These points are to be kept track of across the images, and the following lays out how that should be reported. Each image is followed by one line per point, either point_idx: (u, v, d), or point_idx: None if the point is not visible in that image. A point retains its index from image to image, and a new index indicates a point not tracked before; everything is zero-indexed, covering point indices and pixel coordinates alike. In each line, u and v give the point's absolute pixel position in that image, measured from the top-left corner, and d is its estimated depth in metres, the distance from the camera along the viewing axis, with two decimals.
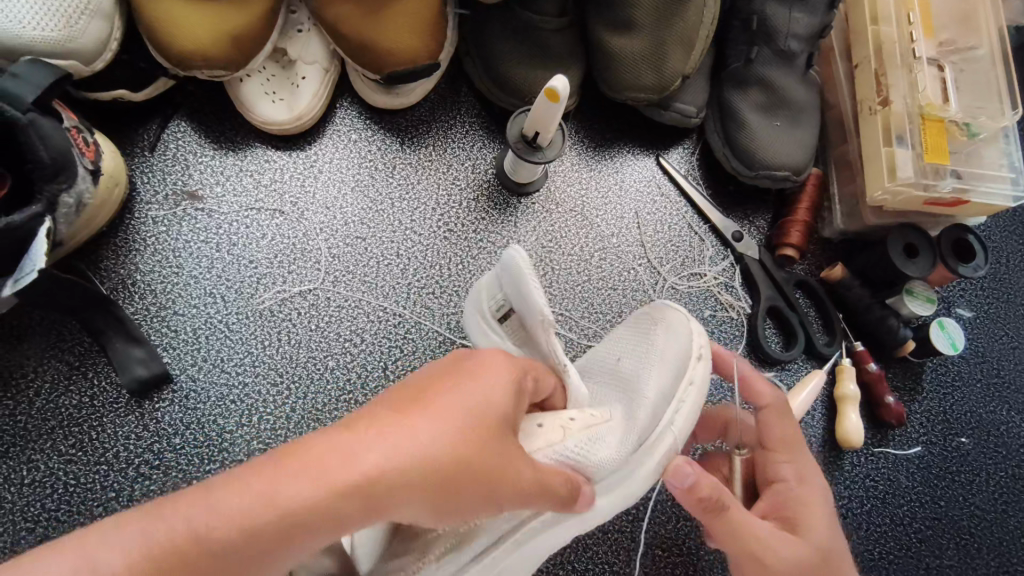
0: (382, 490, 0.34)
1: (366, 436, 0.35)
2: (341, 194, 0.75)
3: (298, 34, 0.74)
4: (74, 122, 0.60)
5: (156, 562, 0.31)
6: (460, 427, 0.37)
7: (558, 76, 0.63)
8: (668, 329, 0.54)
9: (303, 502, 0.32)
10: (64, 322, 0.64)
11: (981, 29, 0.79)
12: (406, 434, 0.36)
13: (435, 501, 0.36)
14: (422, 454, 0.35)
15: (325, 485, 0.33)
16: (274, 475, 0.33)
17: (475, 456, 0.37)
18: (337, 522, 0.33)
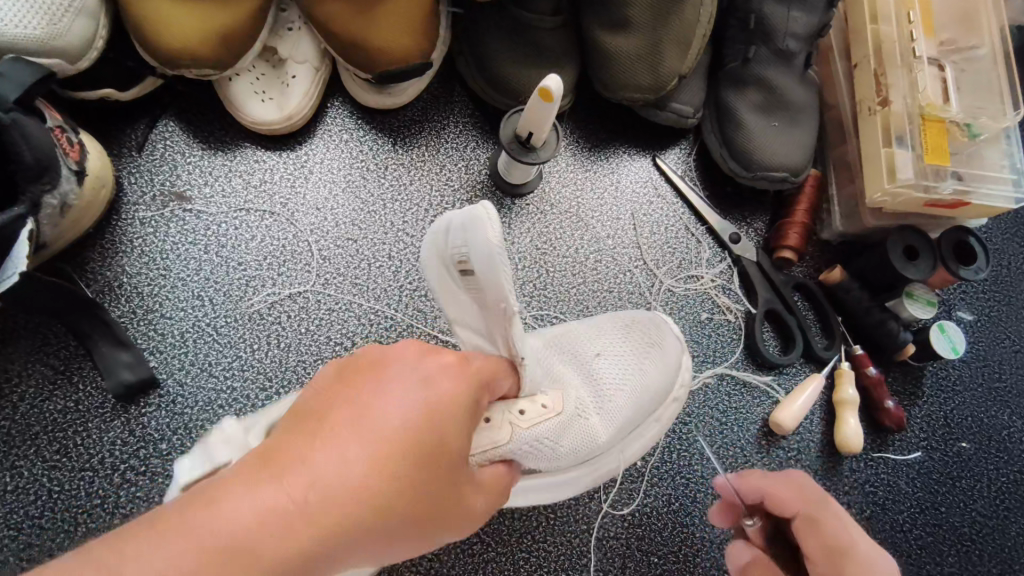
0: (309, 536, 0.31)
1: (284, 477, 0.32)
2: (333, 195, 0.74)
3: (289, 32, 0.73)
4: (59, 122, 0.59)
5: None
6: (395, 456, 0.35)
7: (552, 75, 0.62)
8: (664, 362, 0.63)
9: (224, 557, 0.30)
10: (49, 326, 0.63)
11: (983, 28, 0.78)
12: (338, 471, 0.33)
13: (373, 538, 0.34)
14: (352, 490, 0.33)
15: (235, 542, 0.30)
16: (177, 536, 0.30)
17: (419, 487, 0.36)
18: (268, 574, 0.31)
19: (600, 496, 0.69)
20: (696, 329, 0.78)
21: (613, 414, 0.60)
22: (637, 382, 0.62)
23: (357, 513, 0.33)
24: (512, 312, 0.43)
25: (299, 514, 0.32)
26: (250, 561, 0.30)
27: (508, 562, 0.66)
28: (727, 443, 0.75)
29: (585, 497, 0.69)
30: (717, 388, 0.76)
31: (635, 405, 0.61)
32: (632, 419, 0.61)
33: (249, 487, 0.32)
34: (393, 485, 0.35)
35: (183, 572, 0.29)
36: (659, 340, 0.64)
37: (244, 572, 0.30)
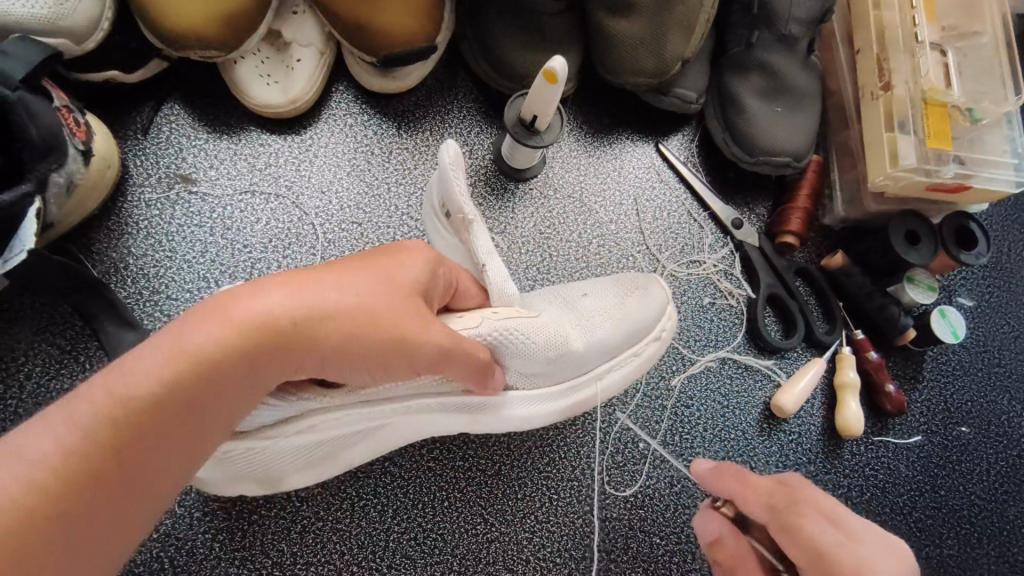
0: (283, 325, 0.43)
1: (266, 289, 0.44)
2: (337, 178, 0.74)
3: (293, 16, 0.73)
4: (65, 101, 0.59)
5: (96, 423, 0.37)
6: (355, 288, 0.46)
7: (556, 57, 0.62)
8: (645, 299, 0.66)
9: (212, 343, 0.41)
10: (55, 306, 0.64)
11: (984, 15, 0.78)
12: (305, 288, 0.45)
13: (339, 342, 0.45)
14: (317, 301, 0.45)
15: (228, 328, 0.41)
16: (188, 330, 0.41)
17: (372, 310, 0.46)
18: (250, 357, 0.42)
19: (602, 476, 0.70)
20: (698, 314, 0.79)
21: (591, 333, 0.63)
22: (618, 311, 0.65)
23: (320, 318, 0.44)
24: (470, 220, 0.56)
25: (273, 313, 0.43)
26: (233, 349, 0.41)
27: (512, 542, 0.66)
28: (728, 426, 0.75)
29: (587, 477, 0.70)
30: (719, 371, 0.77)
31: (618, 332, 0.64)
32: (614, 344, 0.64)
33: (233, 299, 0.43)
34: (349, 303, 0.46)
35: (180, 361, 0.40)
36: (643, 283, 0.67)
37: (229, 358, 0.41)
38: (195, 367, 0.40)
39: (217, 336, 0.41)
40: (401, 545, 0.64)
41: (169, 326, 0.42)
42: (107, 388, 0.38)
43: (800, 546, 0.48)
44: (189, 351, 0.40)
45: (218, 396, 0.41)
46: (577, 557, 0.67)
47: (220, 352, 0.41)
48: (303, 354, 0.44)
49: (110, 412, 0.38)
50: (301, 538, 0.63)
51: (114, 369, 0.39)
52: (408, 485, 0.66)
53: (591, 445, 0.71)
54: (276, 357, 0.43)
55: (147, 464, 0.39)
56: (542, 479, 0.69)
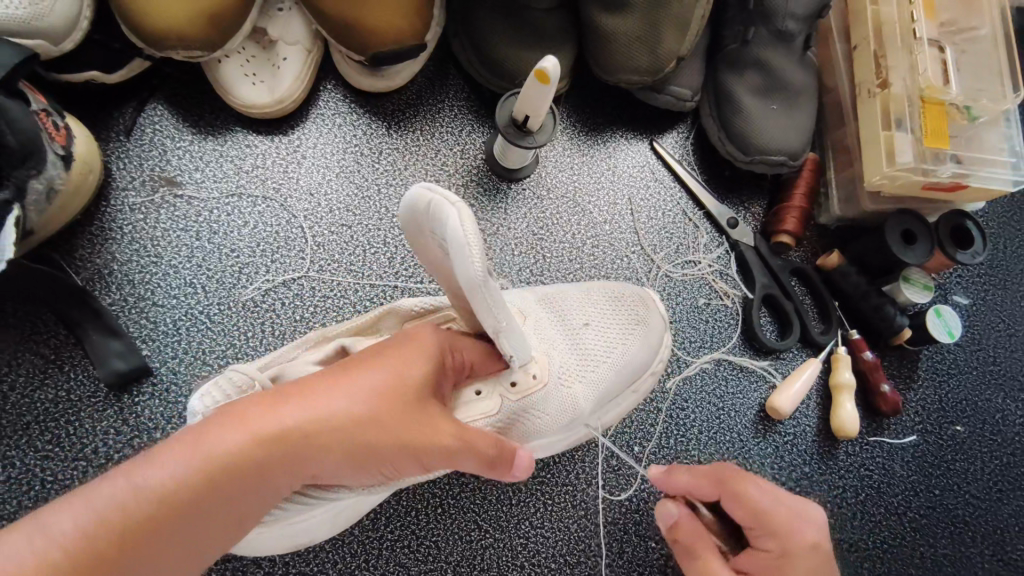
0: (304, 440, 0.42)
1: (294, 398, 0.43)
2: (326, 180, 0.72)
3: (280, 13, 0.71)
4: (43, 104, 0.57)
5: (114, 521, 0.37)
6: (379, 396, 0.45)
7: (549, 56, 0.60)
8: (643, 337, 0.64)
9: (235, 451, 0.40)
10: (38, 314, 0.62)
11: (983, 10, 0.77)
12: (325, 396, 0.43)
13: (355, 458, 0.44)
14: (338, 413, 0.43)
15: (253, 438, 0.40)
16: (216, 433, 0.40)
17: (386, 417, 0.44)
18: (268, 470, 0.41)
19: (597, 481, 0.69)
20: (693, 315, 0.78)
21: (593, 376, 0.61)
22: (620, 356, 0.63)
23: (338, 430, 0.43)
24: (500, 325, 0.47)
25: (295, 425, 0.42)
26: (250, 461, 0.40)
27: (507, 548, 0.66)
28: (723, 428, 0.75)
29: (582, 482, 0.69)
30: (713, 374, 0.76)
31: (616, 374, 0.62)
32: (612, 387, 0.63)
33: (254, 410, 0.41)
34: (365, 412, 0.44)
35: (198, 469, 0.39)
36: (646, 317, 0.65)
37: (244, 470, 0.40)
38: (216, 475, 0.39)
39: (240, 446, 0.40)
40: (394, 553, 0.64)
41: (199, 425, 0.41)
42: (130, 483, 0.38)
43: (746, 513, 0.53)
44: (209, 457, 0.39)
45: (232, 504, 0.40)
46: (572, 562, 0.66)
47: (239, 461, 0.40)
48: (315, 465, 0.42)
49: (126, 514, 0.37)
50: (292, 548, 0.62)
51: (135, 471, 0.38)
52: (401, 494, 0.65)
53: (585, 451, 0.70)
54: (288, 470, 0.41)
55: (154, 570, 0.38)
56: (536, 486, 0.68)
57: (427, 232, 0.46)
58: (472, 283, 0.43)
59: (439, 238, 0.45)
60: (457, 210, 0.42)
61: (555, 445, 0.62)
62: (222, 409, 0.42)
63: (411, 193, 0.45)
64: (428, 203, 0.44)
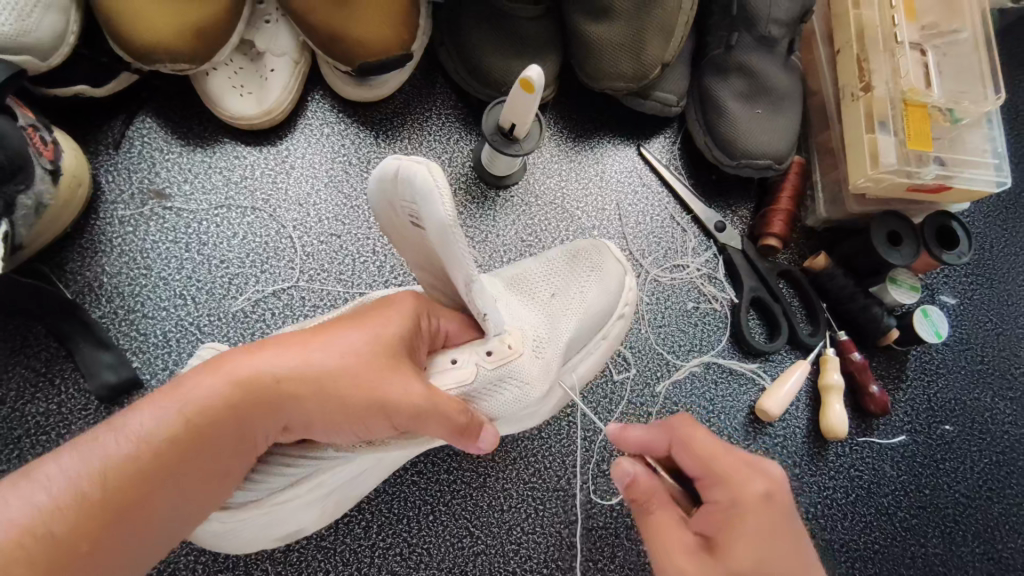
0: (270, 389, 0.43)
1: (261, 352, 0.45)
2: (315, 190, 0.73)
3: (266, 25, 0.71)
4: (31, 120, 0.58)
5: (97, 464, 0.39)
6: (346, 351, 0.46)
7: (533, 65, 0.61)
8: (602, 286, 0.65)
9: (205, 397, 0.42)
10: (29, 328, 0.63)
11: (964, 12, 0.78)
12: (296, 347, 0.45)
13: (321, 408, 0.45)
14: (303, 364, 0.44)
15: (221, 385, 0.43)
16: (187, 384, 0.42)
17: (356, 370, 0.45)
18: (239, 415, 0.43)
19: (588, 485, 0.70)
20: (682, 319, 0.78)
21: (559, 337, 0.60)
22: (580, 307, 0.63)
23: (302, 380, 0.44)
24: (474, 280, 0.49)
25: (260, 373, 0.43)
26: (223, 404, 0.42)
27: (498, 554, 0.66)
28: (713, 431, 0.75)
29: (573, 487, 0.69)
30: (703, 378, 0.77)
31: (577, 327, 0.62)
32: (577, 337, 0.62)
33: (229, 358, 0.44)
34: (333, 364, 0.45)
35: (176, 412, 0.41)
36: (602, 264, 0.66)
37: (219, 413, 0.42)
38: (187, 419, 0.41)
39: (209, 391, 0.42)
40: (386, 560, 0.64)
41: (174, 379, 0.43)
42: (113, 429, 0.41)
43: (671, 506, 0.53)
44: (187, 403, 0.42)
45: (207, 452, 0.42)
46: (564, 568, 0.67)
47: (214, 408, 0.42)
48: (287, 412, 0.44)
49: (111, 453, 0.40)
50: (284, 557, 0.62)
51: (121, 416, 0.42)
52: (392, 500, 0.66)
53: (575, 454, 0.70)
54: (262, 415, 0.43)
55: (143, 513, 0.40)
56: (527, 490, 0.68)
57: (398, 206, 0.48)
58: (440, 232, 0.45)
59: (409, 203, 0.46)
60: (425, 169, 0.44)
61: (529, 415, 0.61)
62: (201, 364, 0.45)
63: (382, 167, 0.47)
64: (395, 170, 0.46)
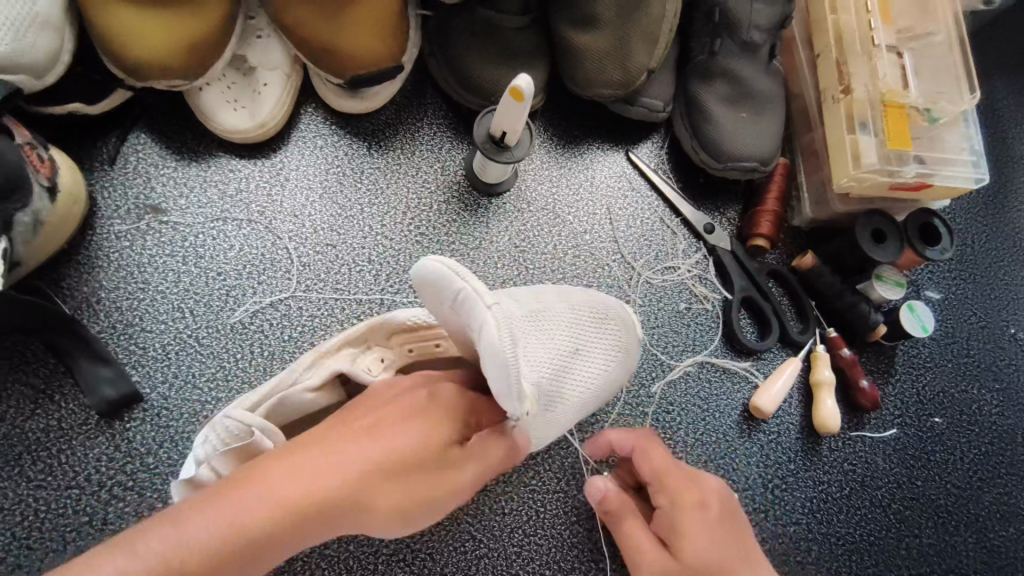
0: (347, 500, 0.40)
1: (333, 455, 0.41)
2: (310, 202, 0.74)
3: (257, 40, 0.73)
4: (28, 138, 0.59)
5: (153, 574, 0.36)
6: (419, 449, 0.44)
7: (523, 75, 0.62)
8: (622, 364, 0.61)
9: (275, 509, 0.38)
10: (27, 344, 0.63)
11: (938, 15, 0.80)
12: (375, 448, 0.42)
13: (391, 512, 0.43)
14: (382, 466, 0.42)
15: (294, 497, 0.39)
16: (258, 490, 0.39)
17: (427, 470, 0.44)
18: (307, 528, 0.39)
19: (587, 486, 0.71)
20: (674, 319, 0.80)
21: (584, 416, 0.60)
22: (604, 385, 0.61)
23: (382, 486, 0.42)
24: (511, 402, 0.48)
25: (332, 487, 0.40)
26: (296, 518, 0.39)
27: (501, 556, 0.67)
28: (709, 429, 0.76)
29: (573, 487, 0.70)
30: (697, 377, 0.78)
31: (600, 404, 0.61)
32: (597, 414, 0.62)
33: (286, 469, 0.40)
34: (408, 466, 0.43)
35: (242, 524, 0.38)
36: (626, 344, 0.60)
37: (290, 524, 0.39)
38: (255, 532, 0.38)
39: (279, 503, 0.38)
40: (389, 566, 0.64)
41: (241, 478, 0.40)
42: (172, 536, 0.37)
43: (657, 467, 0.59)
44: (254, 513, 0.38)
45: (264, 558, 0.39)
46: (565, 568, 0.67)
47: (284, 520, 0.38)
48: (357, 518, 0.42)
49: (169, 563, 0.36)
50: (288, 566, 0.62)
51: (180, 519, 0.38)
52: None
53: (576, 456, 0.71)
54: (333, 523, 0.40)
55: None
56: (528, 492, 0.69)
57: (452, 311, 0.46)
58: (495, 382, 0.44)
59: (466, 323, 0.45)
60: (496, 327, 0.41)
61: None
62: (264, 461, 0.41)
63: (444, 283, 0.44)
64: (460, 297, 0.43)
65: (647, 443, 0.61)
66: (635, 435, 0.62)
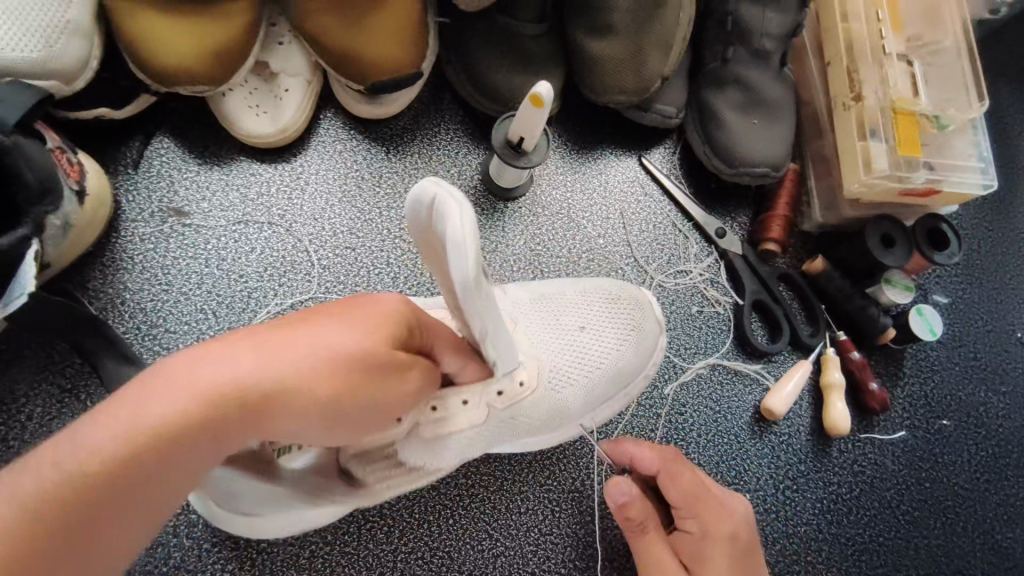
0: (260, 393, 0.38)
1: (240, 347, 0.38)
2: (329, 205, 0.75)
3: (280, 46, 0.74)
4: (58, 143, 0.60)
5: (52, 493, 0.33)
6: (342, 340, 0.41)
7: (542, 82, 0.63)
8: (637, 349, 0.66)
9: (178, 409, 0.35)
10: (54, 344, 0.64)
11: (946, 24, 0.82)
12: (282, 338, 0.40)
13: (316, 407, 0.40)
14: (295, 356, 0.39)
15: (199, 393, 0.36)
16: (154, 391, 0.36)
17: (358, 363, 0.41)
18: (222, 425, 0.37)
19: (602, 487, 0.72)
20: (686, 323, 0.81)
21: (587, 387, 0.64)
22: (613, 364, 0.65)
23: (300, 376, 0.39)
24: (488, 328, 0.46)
25: (245, 380, 0.37)
26: (201, 417, 0.36)
27: (518, 555, 0.68)
28: (721, 431, 0.77)
29: (589, 488, 0.71)
30: (709, 379, 0.79)
31: (605, 380, 0.65)
32: (602, 390, 0.65)
33: (194, 362, 0.37)
34: (332, 358, 0.40)
35: (140, 429, 0.35)
36: (640, 323, 0.67)
37: (195, 424, 0.36)
38: (155, 434, 0.35)
39: (185, 401, 0.36)
40: (408, 564, 0.65)
41: (133, 385, 0.36)
42: (58, 454, 0.34)
43: (685, 492, 0.62)
44: (146, 416, 0.35)
45: (177, 464, 0.36)
46: (580, 567, 0.68)
47: (185, 419, 0.36)
48: (279, 411, 0.39)
49: (61, 479, 0.33)
50: (309, 563, 0.64)
51: (67, 435, 0.35)
52: (413, 505, 0.67)
53: (590, 456, 0.72)
54: (248, 420, 0.38)
55: (95, 537, 0.35)
56: (544, 492, 0.70)
57: (431, 232, 0.46)
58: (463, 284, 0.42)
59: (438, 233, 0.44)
60: (457, 209, 0.41)
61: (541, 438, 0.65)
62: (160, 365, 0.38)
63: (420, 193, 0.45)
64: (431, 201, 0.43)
65: (675, 466, 0.63)
66: (661, 454, 0.64)
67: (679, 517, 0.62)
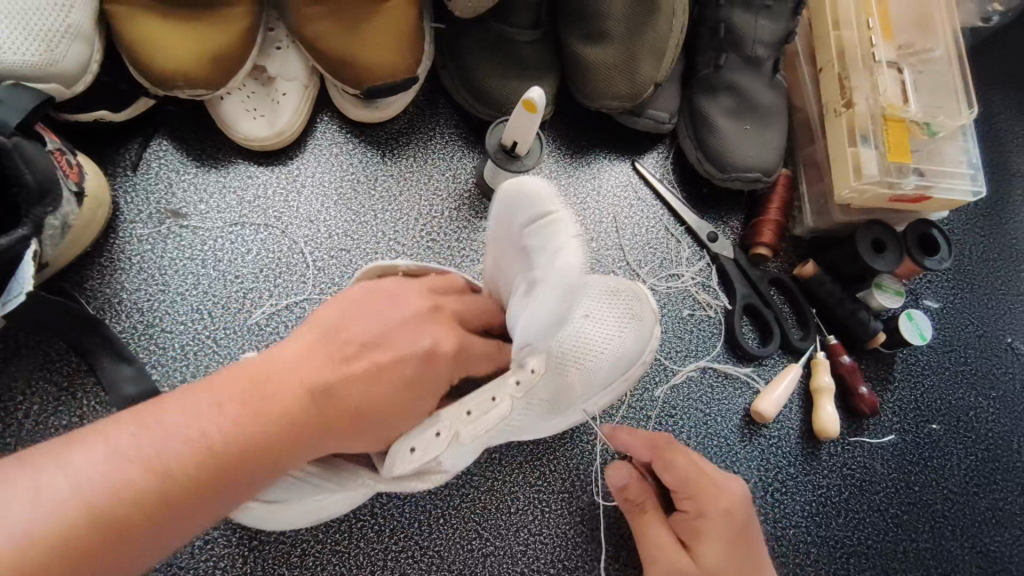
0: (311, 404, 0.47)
1: (293, 366, 0.48)
2: (325, 208, 0.76)
3: (277, 51, 0.75)
4: (58, 144, 0.61)
5: (118, 486, 0.40)
6: (375, 364, 0.51)
7: (535, 87, 0.64)
8: (635, 334, 0.68)
9: (241, 418, 0.44)
10: (51, 343, 0.65)
11: (937, 32, 0.83)
12: (323, 364, 0.49)
13: (339, 426, 0.48)
14: (334, 379, 0.48)
15: (262, 405, 0.45)
16: (222, 402, 0.44)
17: (380, 389, 0.51)
18: (272, 432, 0.45)
19: (592, 488, 0.72)
20: (678, 326, 0.82)
21: (588, 372, 0.64)
22: (615, 348, 0.66)
23: (341, 393, 0.49)
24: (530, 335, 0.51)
25: (300, 391, 0.47)
26: (259, 429, 0.45)
27: (507, 555, 0.68)
28: (711, 433, 0.78)
29: (579, 489, 0.72)
30: (700, 382, 0.80)
31: (606, 366, 0.66)
32: (602, 374, 0.66)
33: (264, 374, 0.47)
34: (359, 381, 0.50)
35: (213, 431, 0.43)
36: (639, 312, 0.69)
37: (254, 434, 0.44)
38: (227, 437, 0.43)
39: (250, 411, 0.45)
40: (398, 563, 0.66)
41: (204, 387, 0.45)
42: (138, 447, 0.41)
43: (679, 476, 0.64)
44: (218, 421, 0.44)
45: (228, 470, 0.43)
46: (569, 568, 0.69)
47: (249, 427, 0.44)
48: (309, 432, 0.47)
49: (130, 476, 0.40)
50: (300, 561, 0.64)
51: (141, 426, 0.42)
52: (404, 505, 0.68)
53: (581, 458, 0.73)
54: (290, 434, 0.46)
55: (143, 535, 0.40)
56: (534, 493, 0.71)
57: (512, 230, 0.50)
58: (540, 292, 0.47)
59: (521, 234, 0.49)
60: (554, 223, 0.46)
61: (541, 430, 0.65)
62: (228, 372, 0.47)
63: (516, 194, 0.49)
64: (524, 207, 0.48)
65: (666, 452, 0.65)
66: (653, 443, 0.66)
67: (678, 499, 0.64)
